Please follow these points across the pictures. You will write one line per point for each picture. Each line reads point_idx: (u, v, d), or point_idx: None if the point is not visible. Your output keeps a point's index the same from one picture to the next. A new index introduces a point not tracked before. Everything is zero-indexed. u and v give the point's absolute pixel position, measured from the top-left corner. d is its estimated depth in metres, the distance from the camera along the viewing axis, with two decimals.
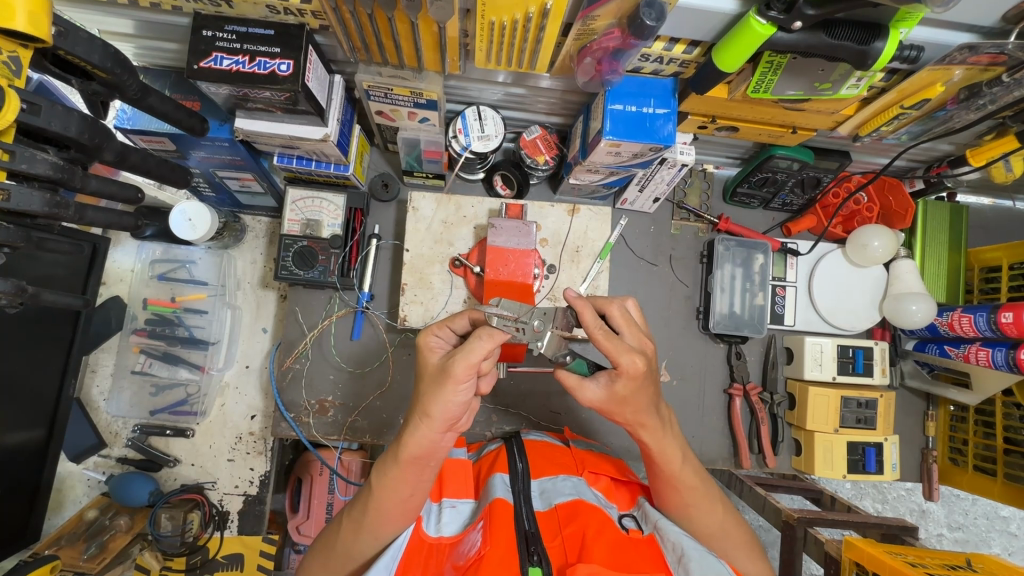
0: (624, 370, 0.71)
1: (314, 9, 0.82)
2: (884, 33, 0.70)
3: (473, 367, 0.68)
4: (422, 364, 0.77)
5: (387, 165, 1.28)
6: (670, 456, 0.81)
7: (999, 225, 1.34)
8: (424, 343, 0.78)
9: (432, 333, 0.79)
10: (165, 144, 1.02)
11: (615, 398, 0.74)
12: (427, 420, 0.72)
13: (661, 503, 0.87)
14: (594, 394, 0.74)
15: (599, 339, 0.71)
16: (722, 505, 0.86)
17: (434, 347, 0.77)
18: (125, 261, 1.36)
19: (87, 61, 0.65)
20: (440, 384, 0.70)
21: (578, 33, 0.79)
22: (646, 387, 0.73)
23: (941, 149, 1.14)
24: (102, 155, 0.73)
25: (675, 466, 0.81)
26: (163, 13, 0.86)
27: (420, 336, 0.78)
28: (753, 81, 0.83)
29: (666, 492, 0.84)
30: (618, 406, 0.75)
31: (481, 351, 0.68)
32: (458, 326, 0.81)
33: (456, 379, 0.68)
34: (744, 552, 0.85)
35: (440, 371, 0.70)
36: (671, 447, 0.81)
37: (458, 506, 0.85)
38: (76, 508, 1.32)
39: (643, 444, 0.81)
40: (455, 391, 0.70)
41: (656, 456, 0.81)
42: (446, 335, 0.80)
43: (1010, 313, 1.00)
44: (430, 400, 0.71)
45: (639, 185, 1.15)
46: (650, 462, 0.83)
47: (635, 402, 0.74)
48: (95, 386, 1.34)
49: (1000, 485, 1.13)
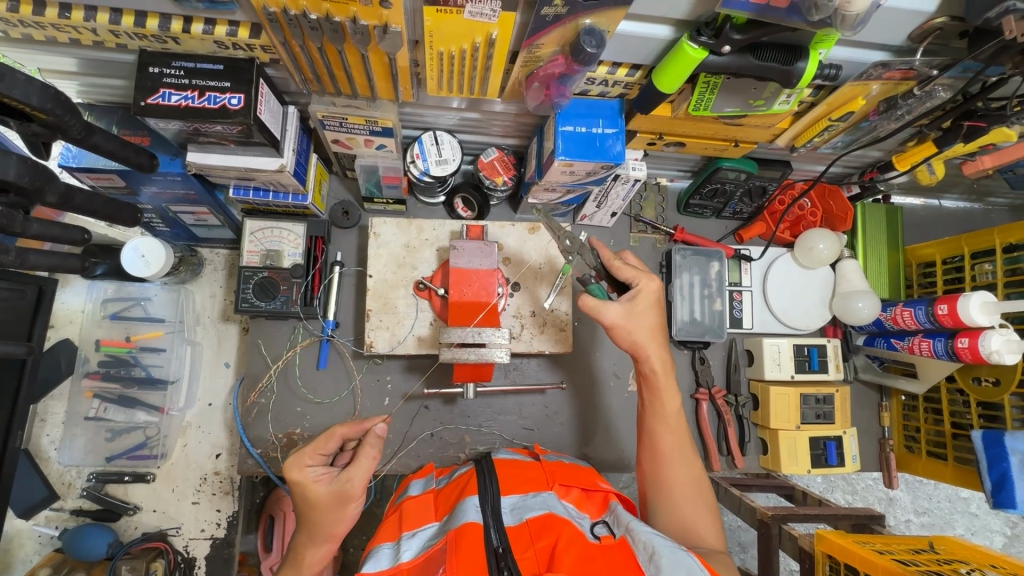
0: (641, 288, 0.94)
1: (263, 43, 0.82)
2: (805, 54, 0.75)
3: (367, 479, 0.81)
4: (305, 496, 0.79)
5: (347, 192, 1.28)
6: (672, 393, 0.94)
7: (931, 223, 1.43)
8: (301, 478, 0.79)
9: (306, 465, 0.80)
10: (114, 181, 1.00)
11: (632, 313, 0.92)
12: (332, 537, 0.81)
13: (650, 450, 0.94)
14: (614, 311, 0.91)
15: (620, 265, 0.95)
16: (699, 464, 0.93)
17: (315, 478, 0.79)
18: (74, 302, 1.32)
19: (26, 103, 0.64)
20: (340, 507, 0.79)
21: (525, 60, 0.82)
22: (655, 310, 0.94)
23: (872, 156, 1.22)
24: (45, 198, 0.70)
25: (673, 403, 0.94)
26: (108, 50, 0.85)
27: (292, 471, 0.79)
28: (693, 100, 0.87)
29: (658, 431, 0.93)
30: (633, 322, 0.92)
31: (370, 468, 0.81)
32: (328, 448, 0.82)
33: (355, 497, 0.80)
34: (708, 513, 0.89)
35: (337, 495, 0.79)
36: (672, 384, 0.94)
37: (420, 533, 0.84)
38: (27, 567, 1.24)
39: (652, 373, 0.94)
40: (356, 506, 0.81)
41: (662, 390, 0.93)
42: (320, 461, 0.82)
43: (946, 305, 1.08)
44: (333, 520, 0.80)
45: (597, 201, 1.19)
46: (652, 398, 0.94)
47: (643, 322, 0.93)
48: (44, 435, 1.27)
49: (952, 468, 1.19)
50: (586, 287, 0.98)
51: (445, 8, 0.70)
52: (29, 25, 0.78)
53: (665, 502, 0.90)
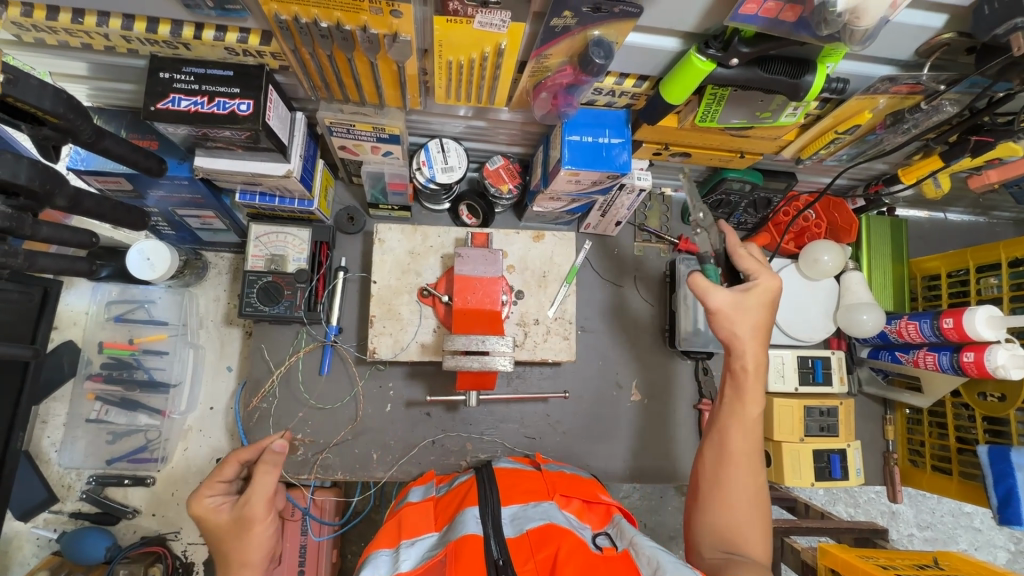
0: (760, 282, 0.92)
1: (273, 50, 0.82)
2: (813, 67, 0.75)
3: (269, 499, 0.80)
4: (209, 528, 0.80)
5: (352, 198, 1.28)
6: (756, 397, 0.93)
7: (936, 236, 1.43)
8: (200, 510, 0.80)
9: (204, 497, 0.81)
10: (121, 184, 1.00)
11: (738, 305, 0.92)
12: (247, 568, 0.79)
13: (717, 445, 0.93)
14: (722, 297, 0.92)
15: (743, 254, 0.96)
16: (761, 477, 0.91)
17: (215, 507, 0.81)
18: (78, 304, 1.32)
19: (38, 107, 0.64)
20: (246, 529, 0.79)
21: (533, 70, 0.82)
22: (766, 308, 0.93)
23: (878, 169, 1.23)
24: (54, 200, 0.71)
25: (754, 408, 0.92)
26: (119, 55, 0.86)
27: (191, 505, 0.80)
28: (700, 112, 0.88)
29: (730, 427, 0.93)
30: (737, 315, 0.92)
31: (271, 485, 0.80)
32: (228, 475, 0.83)
33: (260, 518, 0.80)
34: (753, 527, 0.87)
35: (241, 518, 0.79)
36: (760, 389, 0.93)
37: (418, 543, 0.83)
38: (24, 570, 1.24)
39: (742, 370, 0.93)
40: (265, 527, 0.80)
41: (751, 391, 0.93)
42: (222, 490, 0.82)
43: (952, 318, 1.08)
44: (244, 547, 0.79)
45: (601, 210, 1.19)
46: (736, 395, 0.94)
47: (745, 319, 0.92)
48: (45, 437, 1.27)
49: (957, 483, 1.19)
50: (700, 267, 1.01)
51: (456, 17, 0.71)
52: (42, 30, 0.79)
53: (718, 498, 0.90)
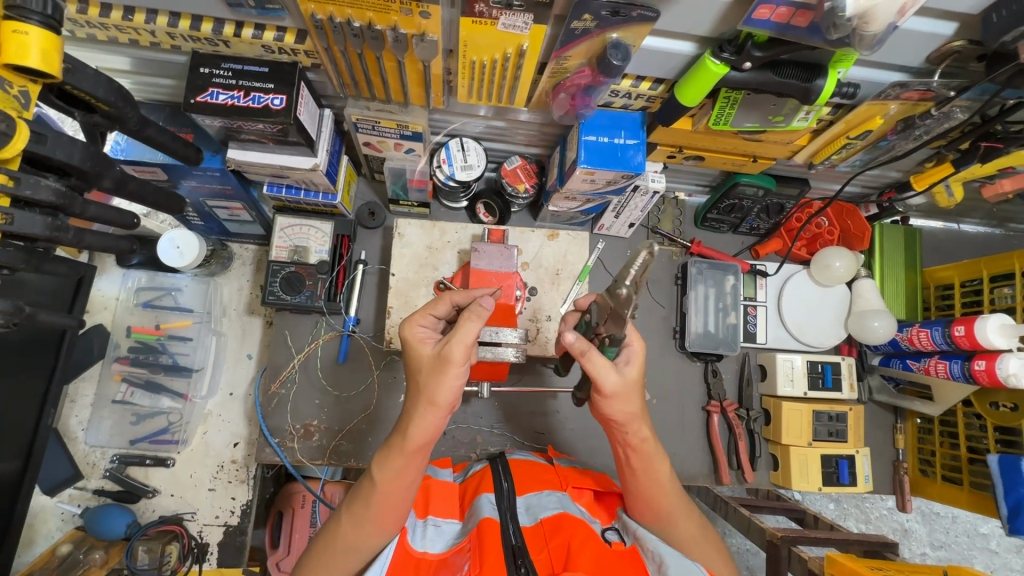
0: (634, 351, 0.78)
1: (307, 48, 0.87)
2: (825, 71, 0.77)
3: (469, 348, 0.72)
4: (414, 356, 0.78)
5: (374, 194, 1.33)
6: (663, 458, 0.82)
7: (950, 246, 1.43)
8: (410, 335, 0.79)
9: (417, 324, 0.81)
10: (157, 174, 1.05)
11: (625, 380, 0.75)
12: (434, 407, 0.75)
13: (648, 515, 0.84)
14: (613, 376, 0.74)
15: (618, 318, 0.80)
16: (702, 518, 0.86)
17: (422, 338, 0.80)
18: (110, 290, 1.38)
19: (93, 94, 0.69)
20: (440, 371, 0.73)
21: (552, 71, 0.86)
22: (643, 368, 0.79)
23: (890, 177, 1.24)
24: (102, 182, 0.76)
25: (666, 470, 0.82)
26: (162, 51, 0.91)
27: (405, 328, 0.80)
28: (713, 114, 0.90)
29: (656, 498, 0.82)
30: (626, 391, 0.76)
31: (473, 333, 0.71)
32: (439, 311, 0.83)
33: (456, 363, 0.72)
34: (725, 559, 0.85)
35: (438, 358, 0.73)
36: (660, 453, 0.82)
37: (442, 526, 0.87)
38: (48, 543, 1.27)
39: (644, 443, 0.80)
40: (458, 374, 0.73)
41: (646, 464, 0.81)
42: (431, 324, 0.82)
43: (963, 326, 1.08)
44: (435, 387, 0.74)
45: (615, 211, 1.22)
46: (644, 469, 0.81)
47: (629, 398, 0.76)
48: (72, 416, 1.32)
49: (967, 494, 1.18)
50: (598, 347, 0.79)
51: (481, 19, 0.74)
52: (94, 26, 0.85)
53: None
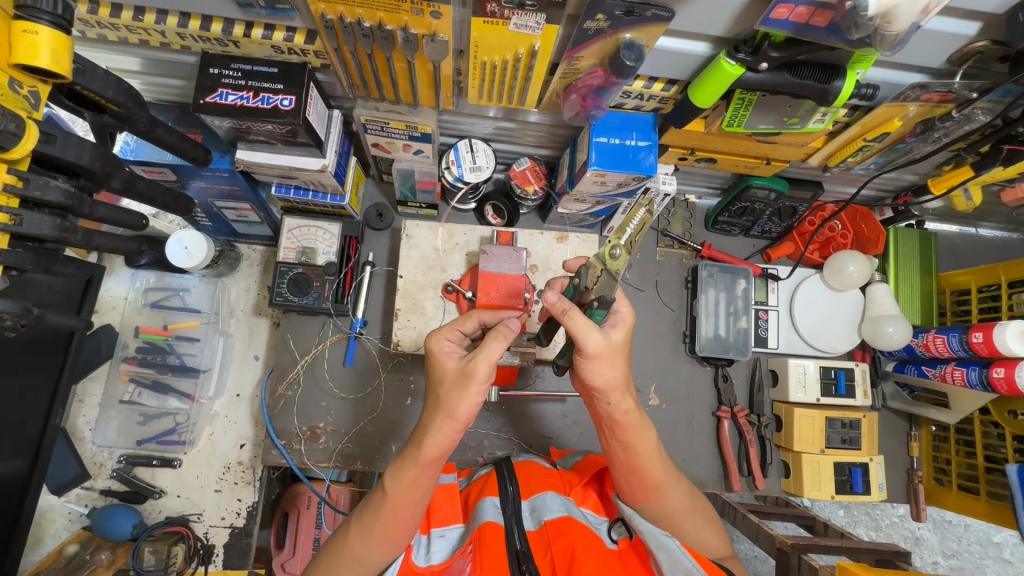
0: (621, 317, 0.78)
1: (316, 49, 0.86)
2: (843, 72, 0.76)
3: (494, 367, 0.72)
4: (436, 369, 0.77)
5: (382, 196, 1.32)
6: (648, 427, 0.81)
7: (966, 251, 1.40)
8: (437, 347, 0.78)
9: (443, 338, 0.79)
10: (166, 174, 1.05)
11: (610, 345, 0.74)
12: (452, 421, 0.74)
13: (635, 487, 0.83)
14: (597, 339, 0.72)
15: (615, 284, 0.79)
16: (688, 486, 0.88)
17: (448, 351, 0.78)
18: (118, 290, 1.38)
19: (102, 94, 0.69)
20: (462, 386, 0.72)
21: (564, 72, 0.84)
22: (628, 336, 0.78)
23: (906, 180, 1.22)
24: (110, 183, 0.75)
25: (651, 439, 0.81)
26: (172, 51, 0.91)
27: (431, 339, 0.79)
28: (727, 116, 0.89)
29: (642, 467, 0.81)
30: (611, 355, 0.74)
31: (498, 351, 0.72)
32: (467, 328, 0.83)
33: (479, 379, 0.71)
34: (710, 525, 0.87)
35: (462, 373, 0.73)
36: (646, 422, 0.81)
37: (447, 534, 0.86)
38: (55, 543, 1.28)
39: (627, 413, 0.79)
40: (479, 391, 0.73)
41: (630, 434, 0.80)
42: (457, 339, 0.81)
43: (980, 333, 1.06)
44: (455, 402, 0.73)
45: (626, 212, 1.20)
46: (630, 438, 0.80)
47: (615, 363, 0.75)
48: (81, 416, 1.32)
49: (984, 504, 1.16)
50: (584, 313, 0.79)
51: (492, 19, 0.73)
52: (105, 26, 0.84)
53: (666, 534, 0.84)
